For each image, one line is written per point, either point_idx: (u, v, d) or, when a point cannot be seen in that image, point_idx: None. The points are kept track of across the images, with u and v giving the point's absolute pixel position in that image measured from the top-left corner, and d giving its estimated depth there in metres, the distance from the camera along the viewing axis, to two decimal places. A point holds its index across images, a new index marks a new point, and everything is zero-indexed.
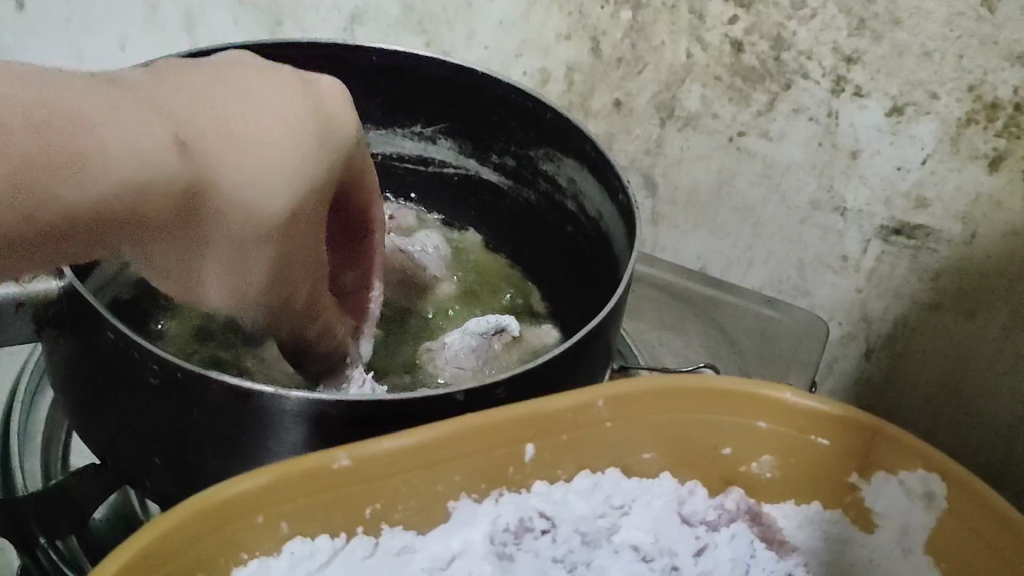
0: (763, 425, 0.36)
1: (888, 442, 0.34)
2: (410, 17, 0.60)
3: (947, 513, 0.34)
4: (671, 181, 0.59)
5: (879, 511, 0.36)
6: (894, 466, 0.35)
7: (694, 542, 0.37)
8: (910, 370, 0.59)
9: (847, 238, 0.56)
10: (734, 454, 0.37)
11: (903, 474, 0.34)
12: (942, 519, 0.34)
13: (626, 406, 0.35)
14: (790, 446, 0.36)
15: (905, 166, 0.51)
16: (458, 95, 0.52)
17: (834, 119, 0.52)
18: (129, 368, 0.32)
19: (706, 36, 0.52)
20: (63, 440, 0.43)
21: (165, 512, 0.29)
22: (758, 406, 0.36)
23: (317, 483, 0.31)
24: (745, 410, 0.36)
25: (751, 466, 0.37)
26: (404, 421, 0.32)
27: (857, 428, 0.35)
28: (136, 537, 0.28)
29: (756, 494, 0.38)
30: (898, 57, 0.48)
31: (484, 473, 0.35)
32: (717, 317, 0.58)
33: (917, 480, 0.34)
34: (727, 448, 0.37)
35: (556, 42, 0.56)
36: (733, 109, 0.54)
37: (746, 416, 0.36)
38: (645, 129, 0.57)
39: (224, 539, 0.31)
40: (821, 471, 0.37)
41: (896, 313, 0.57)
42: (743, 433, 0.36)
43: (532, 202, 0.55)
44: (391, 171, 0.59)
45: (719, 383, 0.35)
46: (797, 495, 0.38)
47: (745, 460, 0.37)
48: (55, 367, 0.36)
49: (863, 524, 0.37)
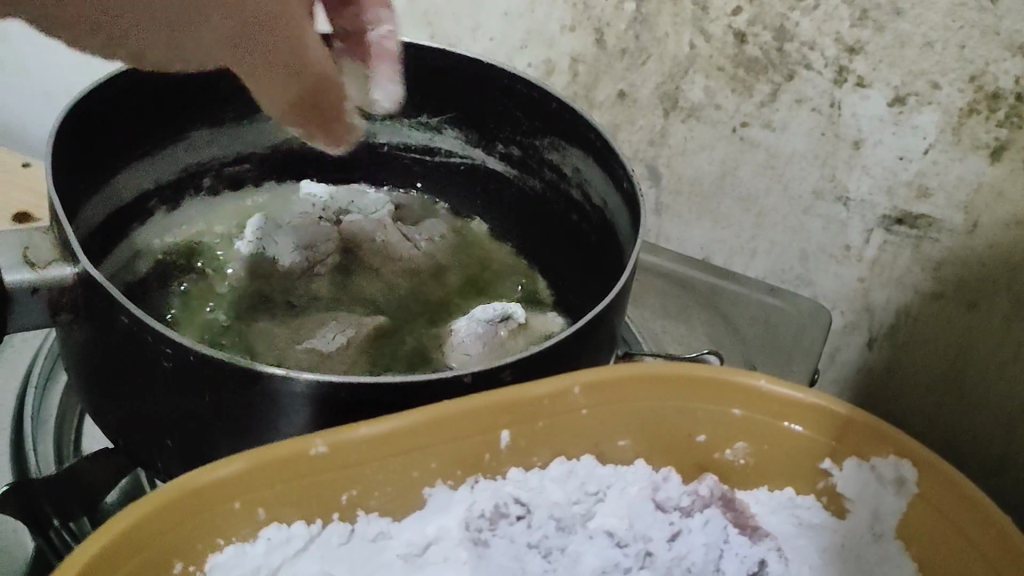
0: (737, 412, 0.37)
1: (862, 429, 0.36)
2: (415, 10, 0.61)
3: (921, 498, 0.35)
4: (674, 172, 0.59)
5: (850, 496, 0.37)
6: (865, 452, 0.36)
7: (667, 528, 0.37)
8: (913, 360, 0.59)
9: (849, 228, 0.56)
10: (708, 441, 0.38)
11: (875, 461, 0.36)
12: (913, 505, 0.35)
13: (604, 395, 0.36)
14: (763, 432, 0.37)
15: (907, 156, 0.52)
16: (465, 85, 0.52)
17: (837, 110, 0.52)
18: (143, 352, 0.32)
19: (709, 27, 0.52)
20: (76, 423, 0.44)
21: (142, 497, 0.29)
22: (732, 393, 0.37)
23: (295, 468, 0.32)
24: (721, 396, 0.37)
25: (726, 453, 0.38)
26: (385, 406, 0.33)
27: (833, 414, 0.36)
28: (114, 521, 0.28)
29: (727, 480, 0.39)
30: (900, 47, 0.48)
31: (460, 460, 0.35)
32: (721, 305, 0.58)
33: (890, 468, 0.35)
34: (701, 434, 0.38)
35: (560, 33, 0.57)
36: (736, 100, 0.54)
37: (721, 402, 0.37)
38: (649, 120, 0.58)
39: (200, 525, 0.31)
40: (795, 456, 0.38)
41: (898, 302, 0.57)
42: (716, 420, 0.37)
43: (538, 191, 0.55)
44: (397, 161, 0.60)
45: (694, 371, 0.36)
46: (768, 481, 0.39)
47: (719, 447, 0.38)
48: (71, 352, 0.36)
49: (836, 508, 0.38)
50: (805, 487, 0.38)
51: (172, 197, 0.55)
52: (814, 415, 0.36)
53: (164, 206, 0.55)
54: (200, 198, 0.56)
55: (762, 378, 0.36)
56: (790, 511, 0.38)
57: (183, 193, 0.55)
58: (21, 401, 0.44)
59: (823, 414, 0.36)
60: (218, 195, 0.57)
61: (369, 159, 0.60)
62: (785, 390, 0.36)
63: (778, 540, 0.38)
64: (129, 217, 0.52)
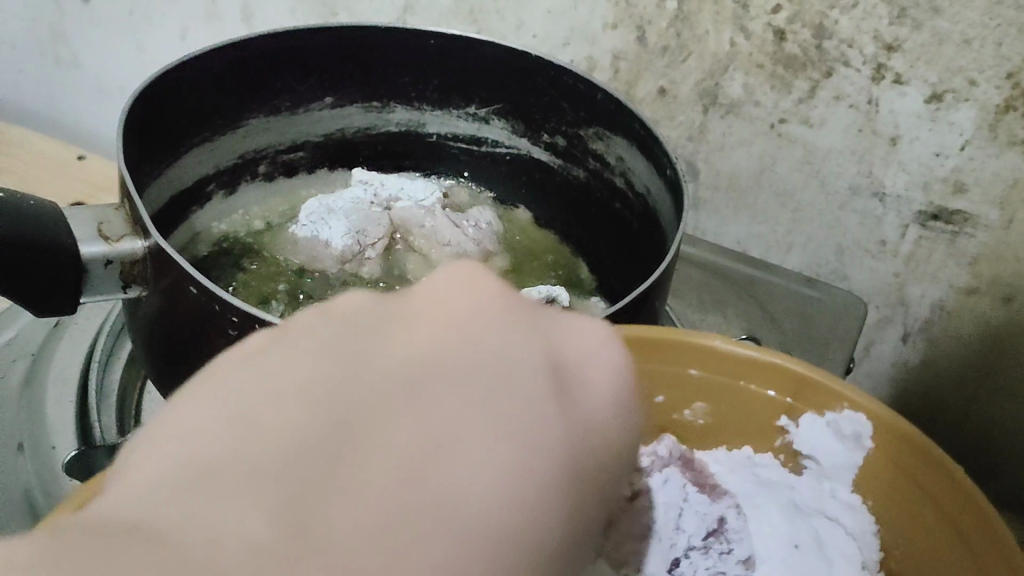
0: (694, 372, 0.42)
1: (814, 387, 0.41)
2: (461, 7, 0.62)
3: (874, 450, 0.40)
4: (712, 167, 0.60)
5: (805, 451, 0.43)
6: (822, 407, 0.41)
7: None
8: (946, 354, 0.60)
9: (885, 224, 0.57)
10: (667, 401, 0.43)
11: (829, 414, 0.41)
12: (868, 454, 0.41)
13: None
14: (717, 392, 0.42)
15: (943, 152, 0.53)
16: (512, 78, 0.54)
17: (875, 106, 0.53)
18: (210, 322, 0.35)
19: (749, 25, 0.53)
20: (135, 401, 0.48)
21: None
22: (689, 356, 0.42)
23: None
24: (681, 357, 0.41)
25: (684, 413, 0.43)
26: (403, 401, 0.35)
27: (788, 373, 0.41)
28: None
29: (687, 439, 0.44)
30: (938, 45, 0.49)
31: None
32: (757, 295, 0.60)
33: (845, 421, 0.40)
34: (660, 396, 0.42)
35: (603, 31, 0.58)
36: (775, 96, 0.55)
37: (680, 365, 0.42)
38: (689, 116, 0.59)
39: None
40: (753, 412, 0.43)
41: (933, 297, 0.58)
42: (677, 383, 0.42)
43: (581, 179, 0.57)
44: (445, 149, 0.62)
45: (663, 336, 0.40)
46: (726, 440, 0.44)
47: (679, 408, 0.43)
48: (141, 320, 0.40)
49: (791, 464, 0.44)
50: (760, 445, 0.44)
51: (230, 182, 0.58)
52: (772, 374, 0.42)
53: (221, 190, 0.58)
54: (255, 183, 0.60)
55: (719, 339, 0.41)
56: (750, 470, 0.43)
57: (240, 179, 0.59)
58: (85, 378, 0.48)
59: (779, 374, 0.42)
60: (275, 181, 0.61)
61: (413, 144, 0.62)
62: (745, 352, 0.41)
63: (739, 496, 0.42)
64: (190, 200, 0.56)
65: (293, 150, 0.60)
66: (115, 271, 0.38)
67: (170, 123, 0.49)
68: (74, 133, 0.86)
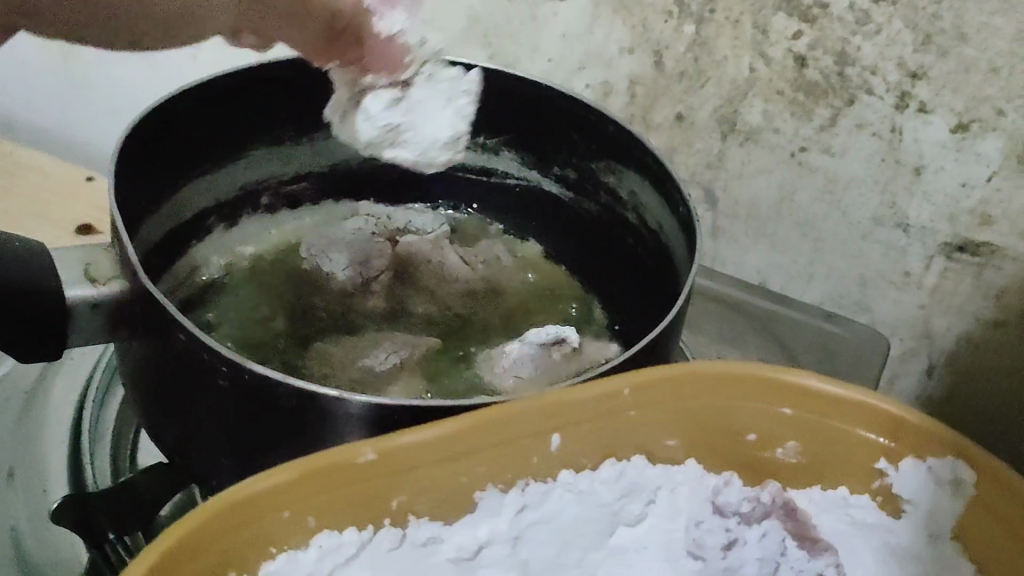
0: (787, 411, 0.38)
1: (912, 428, 0.38)
2: (474, 28, 0.61)
3: (977, 499, 0.37)
4: (731, 195, 0.59)
5: None
6: (922, 452, 0.38)
7: (724, 535, 0.39)
8: (972, 386, 0.57)
9: (909, 255, 0.55)
10: (757, 440, 0.39)
11: (931, 461, 0.37)
12: (970, 503, 0.37)
13: (653, 395, 0.37)
14: None
15: (970, 183, 0.51)
16: (525, 108, 0.53)
17: (898, 135, 0.51)
18: (199, 370, 0.34)
19: (769, 51, 0.52)
20: (131, 436, 0.46)
21: (191, 512, 0.30)
22: (780, 394, 0.38)
23: (660, 388, 0.37)
24: (772, 394, 0.38)
25: (776, 452, 0.39)
26: (666, 368, 0.37)
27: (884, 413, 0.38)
28: (157, 542, 0.29)
29: None
30: (965, 72, 0.47)
31: (702, 436, 0.39)
32: (776, 331, 0.59)
33: (946, 468, 0.37)
34: (750, 433, 0.39)
35: (619, 55, 0.57)
36: (795, 124, 0.54)
37: (770, 401, 0.38)
38: (707, 143, 0.57)
39: (254, 535, 0.32)
40: None
41: (960, 330, 0.56)
42: (765, 418, 0.39)
43: (592, 214, 0.56)
44: (454, 179, 0.61)
45: (742, 368, 0.37)
46: (823, 480, 0.40)
47: (769, 446, 0.39)
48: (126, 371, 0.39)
49: None
50: None
51: (232, 215, 0.57)
52: None
53: (221, 223, 0.57)
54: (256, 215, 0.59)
55: None
56: None
57: (240, 211, 0.58)
58: (77, 472, 0.43)
59: (874, 414, 0.38)
60: (277, 212, 0.60)
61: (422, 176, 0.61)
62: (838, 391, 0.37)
63: None
64: (188, 234, 0.55)
65: (296, 181, 0.59)
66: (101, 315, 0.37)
67: (159, 153, 0.48)
68: (84, 155, 0.86)
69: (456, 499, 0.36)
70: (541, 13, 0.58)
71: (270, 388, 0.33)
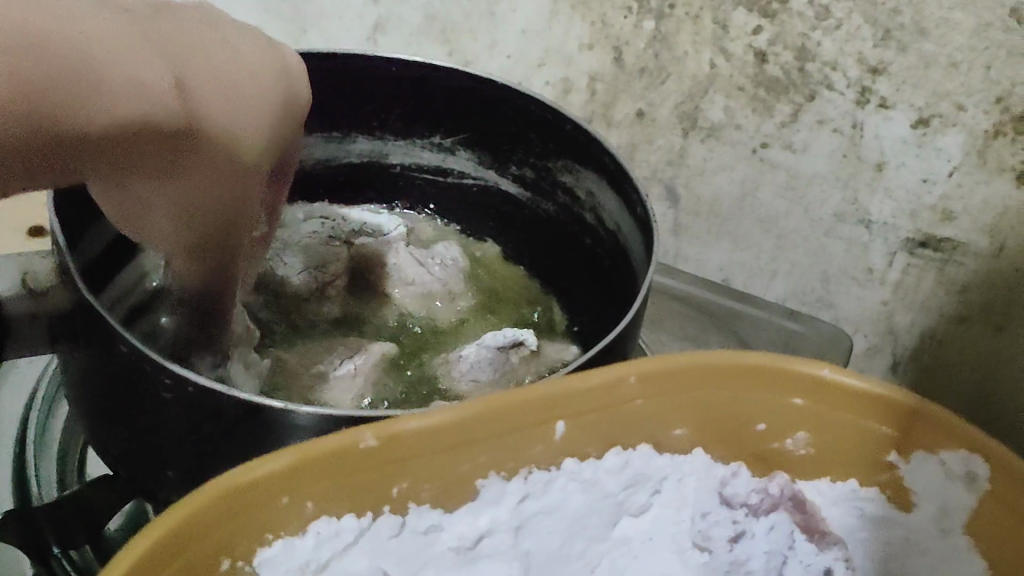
0: (798, 401, 0.36)
1: (928, 423, 0.35)
2: (433, 25, 0.60)
3: (989, 494, 0.34)
4: (693, 192, 0.58)
5: None
6: (934, 445, 0.35)
7: (731, 527, 0.38)
8: (935, 382, 0.57)
9: (871, 251, 0.55)
10: (767, 430, 0.38)
11: (944, 454, 0.35)
12: (982, 500, 0.35)
13: (657, 385, 0.36)
14: None
15: (930, 179, 0.50)
16: (483, 107, 0.52)
17: (859, 131, 0.51)
18: (142, 381, 0.33)
19: (729, 46, 0.51)
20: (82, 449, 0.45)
21: (186, 494, 0.29)
22: (789, 386, 0.36)
23: (661, 379, 0.35)
24: (779, 385, 0.36)
25: (785, 443, 0.38)
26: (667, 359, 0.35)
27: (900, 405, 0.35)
28: (154, 523, 0.28)
29: None
30: (924, 68, 0.47)
31: (711, 426, 0.38)
32: (739, 328, 0.58)
33: (959, 462, 0.35)
34: (760, 423, 0.37)
35: (579, 51, 0.56)
36: (756, 120, 0.53)
37: (778, 393, 0.36)
38: (668, 139, 0.57)
39: (251, 523, 0.31)
40: None
41: (922, 326, 0.56)
42: (773, 410, 0.37)
43: (550, 213, 0.55)
44: (411, 182, 0.60)
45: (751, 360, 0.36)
46: (831, 472, 0.38)
47: (778, 437, 0.38)
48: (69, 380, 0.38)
49: None
50: None
51: None
52: None
53: None
54: None
55: None
56: None
57: None
58: (23, 485, 0.42)
59: (886, 408, 0.36)
60: None
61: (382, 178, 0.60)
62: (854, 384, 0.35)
63: None
64: None
65: None
66: (41, 325, 0.36)
67: None
68: None
69: (456, 488, 0.35)
70: (501, 9, 0.57)
71: (212, 399, 0.32)
